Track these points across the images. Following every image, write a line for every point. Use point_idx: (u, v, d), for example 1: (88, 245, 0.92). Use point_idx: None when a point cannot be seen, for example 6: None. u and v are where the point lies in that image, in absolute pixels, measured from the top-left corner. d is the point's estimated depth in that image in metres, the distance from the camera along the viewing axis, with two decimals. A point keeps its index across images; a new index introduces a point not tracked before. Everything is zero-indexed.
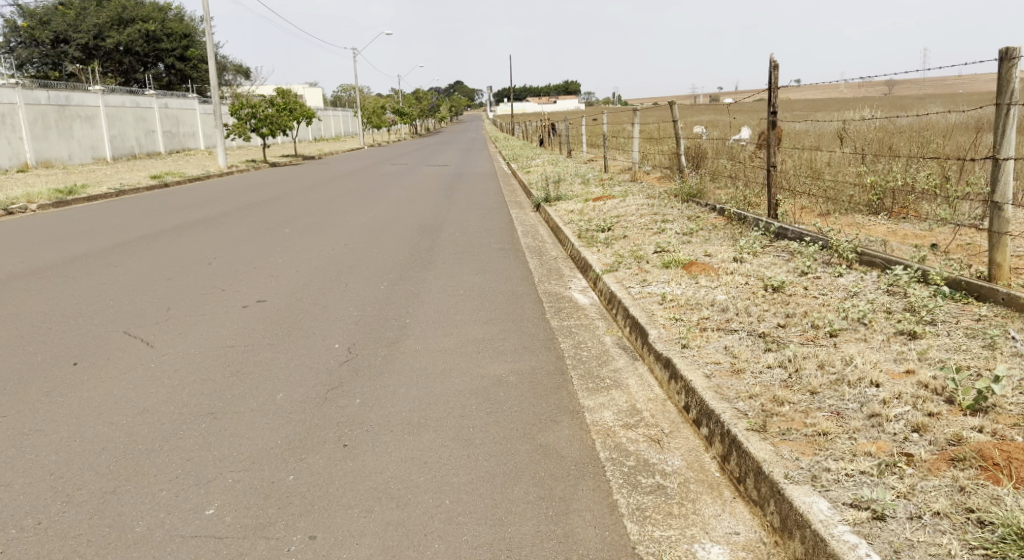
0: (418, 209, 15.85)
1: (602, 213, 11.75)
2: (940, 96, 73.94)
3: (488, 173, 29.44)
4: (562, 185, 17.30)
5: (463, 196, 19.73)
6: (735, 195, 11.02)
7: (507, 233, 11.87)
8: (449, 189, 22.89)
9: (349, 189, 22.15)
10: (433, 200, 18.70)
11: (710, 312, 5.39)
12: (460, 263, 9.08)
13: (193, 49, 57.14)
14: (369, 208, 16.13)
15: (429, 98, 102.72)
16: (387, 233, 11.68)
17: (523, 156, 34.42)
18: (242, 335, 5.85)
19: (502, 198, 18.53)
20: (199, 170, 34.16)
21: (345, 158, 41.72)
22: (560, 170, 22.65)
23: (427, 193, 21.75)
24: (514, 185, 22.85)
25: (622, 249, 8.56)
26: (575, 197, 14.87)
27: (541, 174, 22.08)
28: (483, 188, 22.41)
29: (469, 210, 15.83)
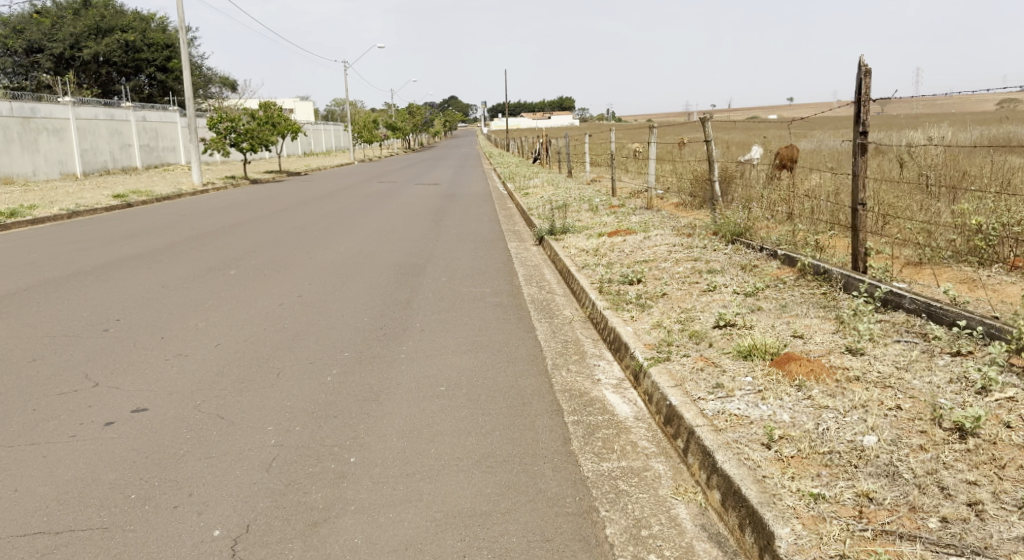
0: (400, 241, 13.56)
1: (625, 254, 9.41)
2: (944, 115, 72.35)
3: (483, 193, 27.27)
4: (568, 213, 15.04)
5: (455, 223, 17.45)
6: (793, 236, 8.80)
7: (506, 277, 9.60)
8: (439, 213, 20.60)
9: (326, 213, 19.83)
10: (421, 227, 16.40)
11: (872, 486, 3.14)
12: (444, 329, 6.77)
13: (176, 60, 55.07)
14: (343, 238, 13.83)
15: (423, 113, 100.74)
16: (355, 277, 9.38)
17: (521, 175, 32.31)
18: (67, 497, 3.54)
19: (498, 226, 16.27)
20: (171, 188, 31.93)
21: (330, 175, 39.42)
22: (563, 193, 20.41)
23: (416, 218, 19.45)
24: (512, 209, 20.63)
25: (665, 317, 6.22)
26: (586, 229, 12.54)
27: (543, 198, 19.83)
28: (477, 212, 20.11)
29: (459, 241, 13.54)
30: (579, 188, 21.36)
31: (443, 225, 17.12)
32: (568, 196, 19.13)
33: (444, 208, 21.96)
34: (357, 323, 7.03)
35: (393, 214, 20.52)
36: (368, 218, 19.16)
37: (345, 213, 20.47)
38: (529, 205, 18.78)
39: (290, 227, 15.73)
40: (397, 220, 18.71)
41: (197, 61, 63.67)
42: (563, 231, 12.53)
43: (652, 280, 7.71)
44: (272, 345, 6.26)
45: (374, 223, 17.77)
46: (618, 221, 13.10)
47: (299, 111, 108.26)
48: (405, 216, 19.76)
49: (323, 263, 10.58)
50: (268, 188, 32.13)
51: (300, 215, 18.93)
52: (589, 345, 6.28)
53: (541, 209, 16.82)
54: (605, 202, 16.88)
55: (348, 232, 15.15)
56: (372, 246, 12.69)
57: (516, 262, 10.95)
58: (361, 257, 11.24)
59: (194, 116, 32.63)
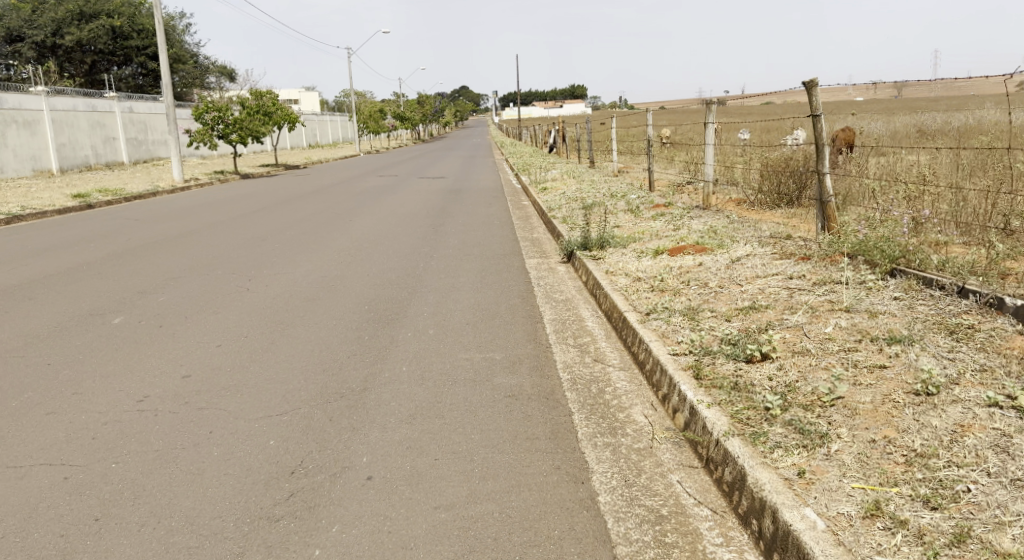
0: (382, 255, 10.30)
1: (712, 289, 5.99)
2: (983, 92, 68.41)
3: (494, 187, 24.03)
4: (602, 218, 11.63)
5: (460, 225, 14.13)
6: (992, 271, 5.41)
7: (525, 327, 6.27)
8: (444, 212, 17.33)
9: (308, 216, 16.66)
10: (417, 232, 13.11)
11: None
12: (409, 474, 3.51)
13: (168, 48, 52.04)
14: (309, 254, 10.55)
15: (432, 102, 97.67)
16: (292, 333, 6.11)
17: (536, 165, 29.02)
18: None
19: (510, 232, 13.00)
20: (146, 185, 28.86)
21: (327, 168, 36.11)
22: (589, 189, 17.03)
23: (413, 217, 16.18)
24: (529, 207, 17.26)
25: (888, 489, 2.87)
26: (633, 241, 9.14)
27: (565, 195, 16.42)
28: (486, 212, 16.78)
29: (461, 256, 10.24)
30: (608, 183, 17.91)
31: (444, 228, 13.86)
32: (596, 194, 15.70)
33: (447, 205, 18.65)
34: (254, 459, 3.79)
35: (386, 213, 17.25)
36: (356, 219, 15.94)
37: (328, 214, 17.21)
38: (549, 205, 15.38)
39: (251, 237, 12.52)
40: (390, 221, 15.43)
41: (193, 49, 60.51)
42: (603, 246, 9.14)
43: (791, 356, 4.30)
44: (44, 558, 3.05)
45: (362, 226, 14.55)
46: (675, 230, 9.70)
47: (306, 101, 104.98)
48: (401, 217, 16.53)
49: (258, 302, 7.31)
50: (257, 183, 28.98)
51: (272, 220, 15.71)
52: (715, 540, 2.94)
53: (565, 212, 13.42)
54: (646, 201, 13.46)
55: (321, 242, 11.91)
56: (341, 265, 9.44)
57: (538, 295, 7.61)
58: (319, 288, 8.01)
59: (172, 105, 29.42)
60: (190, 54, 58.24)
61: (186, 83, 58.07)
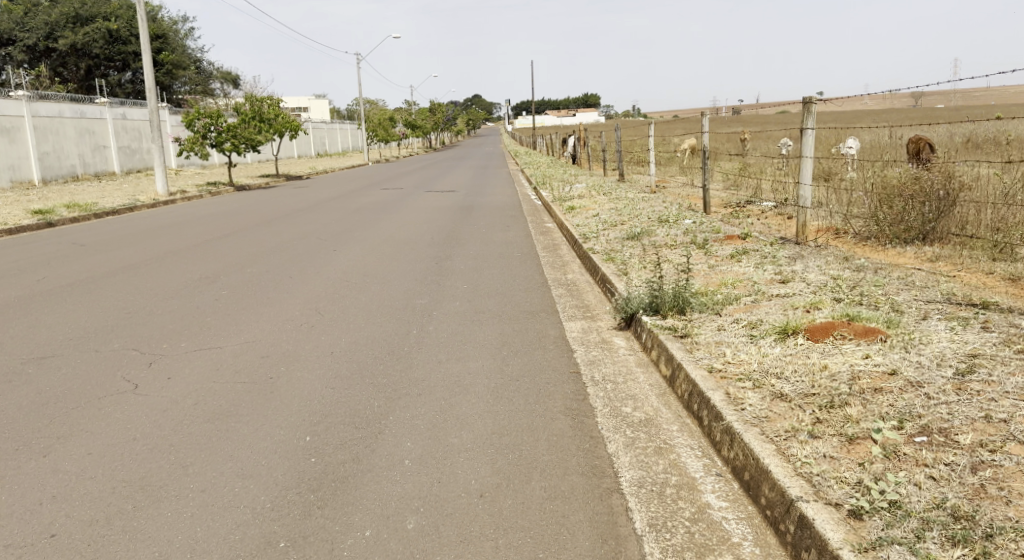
0: (362, 310, 7.34)
1: (971, 457, 3.13)
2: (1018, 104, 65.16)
3: (512, 203, 21.11)
4: (662, 258, 8.58)
5: (473, 255, 11.16)
6: None
7: (590, 512, 3.29)
8: (454, 232, 14.39)
9: (289, 238, 13.79)
10: (417, 266, 10.17)
11: None
12: None
13: (166, 53, 49.55)
14: (260, 308, 7.60)
15: (444, 111, 95.15)
16: (150, 531, 3.20)
17: (556, 179, 26.13)
18: None
19: (534, 268, 10.07)
20: (125, 198, 26.07)
21: (328, 180, 33.31)
22: (627, 211, 14.03)
23: (415, 239, 13.22)
24: (556, 232, 14.25)
25: None
26: (729, 302, 6.10)
27: (600, 219, 13.41)
28: (506, 236, 13.83)
29: (472, 313, 7.26)
30: (650, 204, 14.88)
31: (452, 258, 10.89)
32: (639, 219, 12.65)
33: (458, 225, 15.69)
34: None
35: (385, 233, 14.30)
36: (346, 240, 13.02)
37: (315, 235, 14.32)
38: (582, 231, 12.37)
39: (199, 277, 9.60)
40: (387, 244, 12.50)
41: (195, 54, 57.99)
42: (685, 309, 6.09)
43: None
44: None
45: (351, 251, 11.62)
46: (785, 281, 6.67)
47: (315, 109, 102.30)
48: (401, 237, 13.55)
49: (132, 427, 4.37)
50: (248, 198, 26.23)
51: (243, 246, 12.81)
52: None
53: (607, 245, 10.39)
54: (711, 230, 10.45)
55: (288, 282, 8.98)
56: (298, 332, 6.49)
57: (597, 408, 4.58)
58: (249, 387, 5.07)
59: (157, 110, 26.60)
60: (192, 59, 55.66)
61: (187, 89, 55.46)
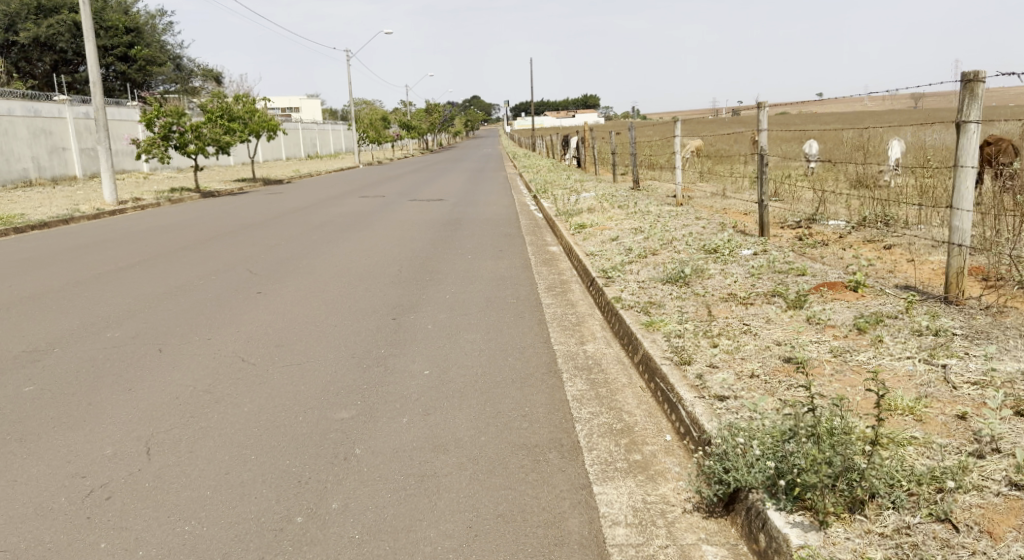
0: (226, 445, 4.14)
1: None
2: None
3: (508, 215, 17.85)
4: (744, 337, 5.37)
5: (447, 302, 7.97)
6: None
7: None
8: (429, 258, 11.18)
9: (216, 265, 10.61)
10: (363, 325, 6.93)
11: None
12: None
13: (140, 48, 46.11)
14: (52, 435, 4.32)
15: (441, 111, 91.66)
16: None
17: (560, 186, 22.85)
18: None
19: (535, 329, 6.83)
20: (64, 208, 22.70)
21: (306, 186, 30.05)
22: (656, 234, 10.80)
23: (376, 271, 10.02)
24: (562, 259, 11.02)
25: None
26: (961, 489, 2.88)
27: (623, 246, 10.16)
28: (497, 263, 10.64)
29: (420, 449, 4.04)
30: (682, 224, 11.64)
31: (418, 307, 7.69)
32: (675, 248, 9.39)
33: (437, 246, 12.46)
34: None
35: (342, 259, 11.10)
36: (284, 273, 9.81)
37: (252, 258, 11.15)
38: (599, 263, 9.10)
39: (25, 346, 6.30)
40: (337, 280, 9.33)
41: (175, 49, 54.53)
42: (865, 502, 2.86)
43: None
44: None
45: (281, 294, 8.43)
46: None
47: (307, 109, 98.94)
48: (358, 267, 10.36)
49: None
50: (208, 207, 22.92)
51: (146, 279, 9.57)
52: None
53: (642, 294, 7.13)
54: (791, 274, 7.23)
55: (150, 361, 5.79)
56: (61, 531, 3.29)
57: None
58: None
59: (104, 107, 23.34)
60: (170, 55, 52.36)
61: (164, 86, 52.17)
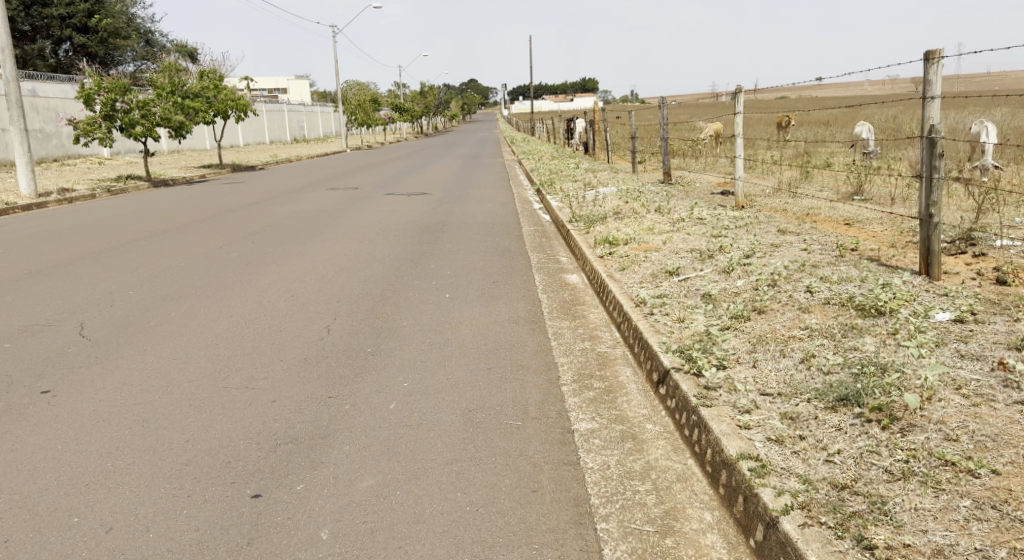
0: None
1: None
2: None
3: (507, 216, 13.92)
4: None
5: (390, 427, 4.07)
6: None
7: None
8: (385, 296, 7.32)
9: (49, 309, 6.80)
10: (180, 536, 3.05)
11: None
12: None
13: (99, 18, 41.83)
14: None
15: (437, 94, 87.50)
16: None
17: (569, 177, 18.93)
18: None
19: (570, 543, 2.96)
20: None
21: (272, 176, 26.10)
22: (742, 264, 6.91)
23: (291, 326, 6.19)
24: (590, 301, 7.13)
25: None
26: None
27: (694, 288, 6.28)
28: (487, 311, 6.75)
29: None
30: (771, 246, 7.72)
31: (326, 448, 3.82)
32: (795, 300, 5.51)
33: (403, 273, 8.57)
34: None
35: (253, 298, 7.26)
36: (138, 332, 6.00)
37: (113, 296, 7.33)
38: (667, 332, 5.19)
39: None
40: (216, 351, 5.51)
41: (144, 23, 50.25)
42: None
43: None
44: None
45: (89, 397, 4.59)
46: None
47: (294, 91, 94.36)
48: (268, 317, 6.51)
49: None
50: (140, 200, 18.99)
51: None
52: None
53: (802, 452, 3.27)
54: None
55: None
56: None
57: None
58: None
59: (15, 80, 19.28)
60: (138, 29, 48.09)
61: (132, 64, 47.94)
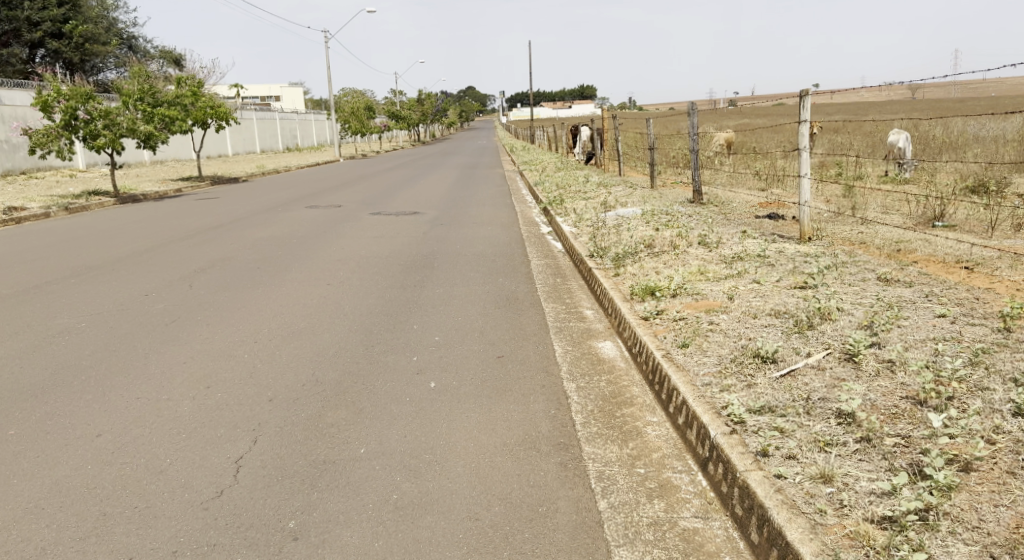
0: None
1: None
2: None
3: (511, 244, 11.72)
4: None
5: None
6: None
7: None
8: (344, 388, 5.10)
9: None
10: None
11: None
12: None
13: (75, 22, 39.57)
14: None
15: (434, 100, 85.44)
16: None
17: (579, 192, 16.74)
18: None
19: None
20: None
21: (251, 190, 23.91)
22: (871, 346, 4.66)
23: (185, 460, 3.97)
24: (643, 398, 4.90)
25: None
26: None
27: (818, 396, 4.04)
28: (491, 420, 4.52)
29: None
30: (892, 311, 5.49)
31: None
32: (1011, 438, 3.31)
33: (374, 339, 6.34)
34: None
35: (154, 392, 5.04)
36: None
37: None
38: (817, 513, 3.03)
39: None
40: (39, 532, 3.30)
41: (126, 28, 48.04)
42: None
43: None
44: None
45: None
46: None
47: (287, 98, 92.21)
48: (157, 439, 4.28)
49: None
50: (93, 221, 16.79)
51: None
52: None
53: None
54: None
55: None
56: None
57: None
58: None
59: None
60: (118, 32, 45.88)
61: (113, 70, 45.72)
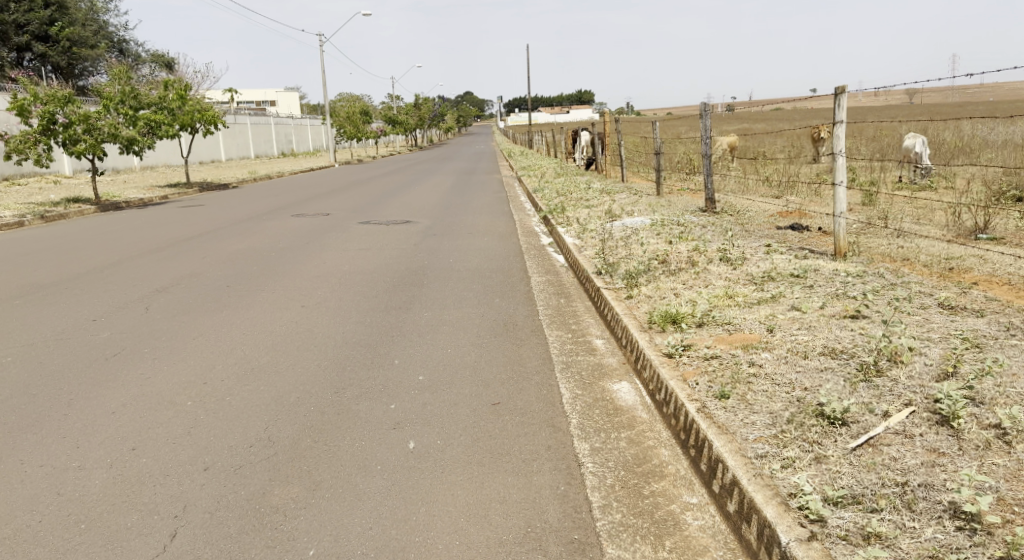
0: None
1: None
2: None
3: (509, 257, 10.74)
4: None
5: None
6: None
7: None
8: (301, 454, 4.11)
9: None
10: None
11: None
12: None
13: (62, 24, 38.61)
14: None
15: (431, 105, 84.52)
16: None
17: (580, 201, 15.77)
18: None
19: None
20: None
21: (238, 197, 22.93)
22: (967, 405, 3.67)
23: None
24: (675, 466, 3.91)
25: None
26: None
27: (917, 484, 3.05)
28: (485, 503, 3.53)
29: None
30: (975, 351, 4.49)
31: None
32: None
33: (346, 381, 5.34)
34: None
35: (67, 460, 4.06)
36: None
37: None
38: None
39: None
40: None
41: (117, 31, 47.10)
42: None
43: None
44: None
45: None
46: None
47: (283, 103, 91.27)
48: (47, 539, 3.29)
49: None
50: (66, 231, 15.83)
51: None
52: None
53: None
54: None
55: None
56: None
57: None
58: None
59: None
60: (108, 35, 44.91)
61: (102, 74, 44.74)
